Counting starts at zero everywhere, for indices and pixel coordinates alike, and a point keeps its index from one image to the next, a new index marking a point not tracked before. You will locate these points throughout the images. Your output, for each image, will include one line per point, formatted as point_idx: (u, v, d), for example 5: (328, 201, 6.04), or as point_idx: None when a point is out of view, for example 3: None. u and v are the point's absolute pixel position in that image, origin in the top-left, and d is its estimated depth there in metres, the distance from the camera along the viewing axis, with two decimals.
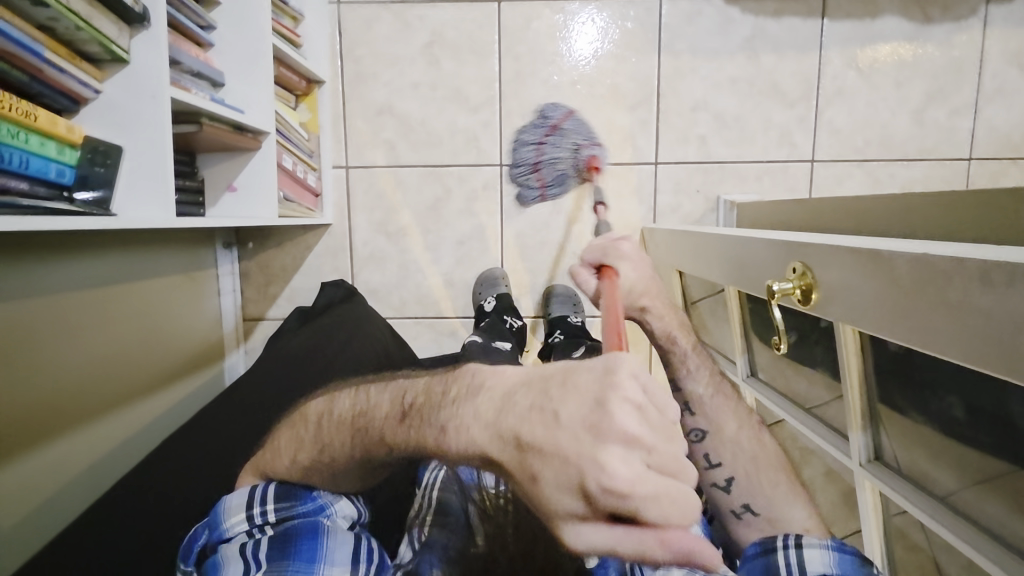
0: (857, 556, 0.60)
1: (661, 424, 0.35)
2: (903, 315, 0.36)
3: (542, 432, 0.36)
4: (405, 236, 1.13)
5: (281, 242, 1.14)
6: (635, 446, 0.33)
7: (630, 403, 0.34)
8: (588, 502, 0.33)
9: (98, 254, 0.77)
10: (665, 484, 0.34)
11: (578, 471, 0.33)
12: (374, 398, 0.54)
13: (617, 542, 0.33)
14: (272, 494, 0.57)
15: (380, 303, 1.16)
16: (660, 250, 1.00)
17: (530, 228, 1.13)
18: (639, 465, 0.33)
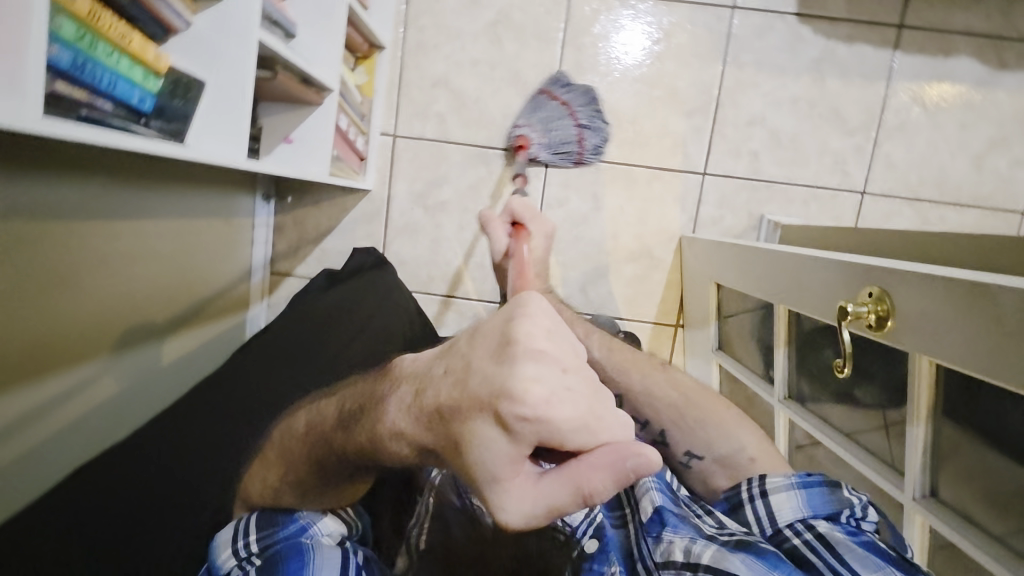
0: (822, 486, 0.64)
1: (574, 368, 0.38)
2: (996, 349, 0.36)
3: (457, 390, 0.38)
4: (442, 211, 1.13)
5: (319, 201, 1.13)
6: (540, 367, 0.36)
7: (539, 354, 0.37)
8: (511, 451, 0.36)
9: (151, 186, 0.77)
10: (586, 414, 0.36)
11: (491, 406, 0.35)
12: (319, 407, 0.55)
13: (546, 489, 0.36)
14: (253, 525, 0.57)
15: (409, 275, 1.15)
16: (699, 261, 0.99)
17: (568, 221, 1.12)
18: (547, 384, 0.35)
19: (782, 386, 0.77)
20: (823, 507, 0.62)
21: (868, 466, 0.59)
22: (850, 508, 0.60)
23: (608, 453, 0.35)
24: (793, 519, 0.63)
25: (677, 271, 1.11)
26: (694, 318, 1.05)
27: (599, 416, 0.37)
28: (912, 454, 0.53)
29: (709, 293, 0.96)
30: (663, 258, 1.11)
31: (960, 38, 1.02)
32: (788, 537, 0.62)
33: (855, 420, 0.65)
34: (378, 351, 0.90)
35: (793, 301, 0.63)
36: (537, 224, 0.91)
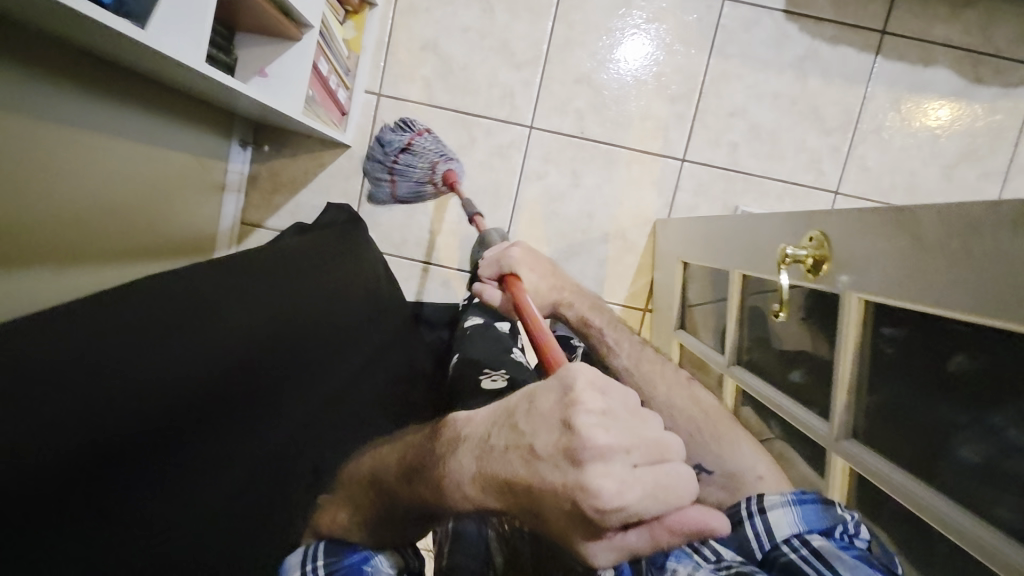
0: (818, 504, 0.53)
1: (637, 442, 0.37)
2: (917, 272, 0.37)
3: (526, 468, 0.38)
4: None
5: (296, 153, 1.12)
6: (610, 458, 0.36)
7: (606, 450, 0.36)
8: (591, 526, 0.36)
9: (116, 104, 0.76)
10: (654, 483, 0.37)
11: (570, 499, 0.36)
12: (379, 454, 0.51)
13: (632, 543, 0.37)
14: (322, 550, 0.48)
15: (381, 237, 1.14)
16: (669, 241, 0.99)
17: (546, 195, 1.11)
18: (618, 473, 0.36)
19: (730, 353, 0.77)
20: (819, 524, 0.51)
21: (801, 411, 0.59)
22: (842, 524, 0.50)
23: (680, 514, 0.37)
24: (790, 536, 0.51)
25: (650, 255, 1.11)
26: (662, 300, 1.05)
27: (667, 478, 0.37)
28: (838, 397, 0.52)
29: (675, 271, 0.96)
30: (636, 240, 1.11)
31: (939, 49, 1.05)
32: (783, 552, 0.49)
33: (795, 378, 0.65)
34: (341, 297, 0.85)
35: (749, 263, 0.64)
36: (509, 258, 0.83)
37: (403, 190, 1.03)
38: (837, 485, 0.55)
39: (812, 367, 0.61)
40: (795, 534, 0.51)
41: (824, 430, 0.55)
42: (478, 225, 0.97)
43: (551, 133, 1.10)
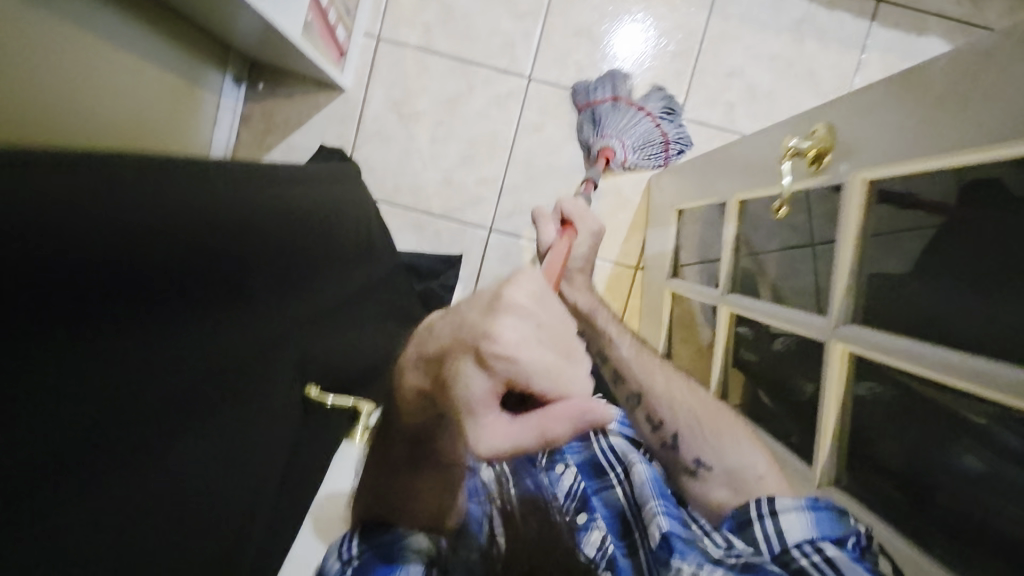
0: (833, 511, 0.50)
1: (550, 324, 0.36)
2: (934, 123, 0.40)
3: (449, 336, 0.36)
4: (415, 121, 1.10)
5: (291, 94, 1.10)
6: (522, 317, 0.34)
7: (522, 309, 0.35)
8: (481, 389, 0.33)
9: (113, 9, 0.73)
10: (554, 362, 0.34)
11: (472, 346, 0.33)
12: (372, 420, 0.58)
13: (514, 431, 0.32)
14: (360, 534, 0.57)
15: (373, 183, 1.11)
16: (664, 193, 0.99)
17: (541, 147, 1.10)
18: (525, 331, 0.34)
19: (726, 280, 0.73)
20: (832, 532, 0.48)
21: (798, 314, 0.58)
22: (855, 535, 0.47)
23: (569, 403, 0.33)
24: (800, 540, 0.49)
25: (643, 212, 1.11)
26: (654, 254, 1.04)
27: (569, 369, 0.35)
28: (840, 275, 0.51)
29: (670, 222, 0.96)
30: (630, 197, 1.11)
31: (933, 19, 1.07)
32: (794, 557, 0.49)
33: (789, 290, 0.62)
34: (336, 242, 0.80)
35: (750, 183, 0.66)
36: (585, 222, 0.80)
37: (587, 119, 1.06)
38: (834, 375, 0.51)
39: (808, 278, 0.59)
40: (807, 539, 0.49)
41: (823, 323, 0.53)
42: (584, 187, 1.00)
43: (549, 85, 1.10)
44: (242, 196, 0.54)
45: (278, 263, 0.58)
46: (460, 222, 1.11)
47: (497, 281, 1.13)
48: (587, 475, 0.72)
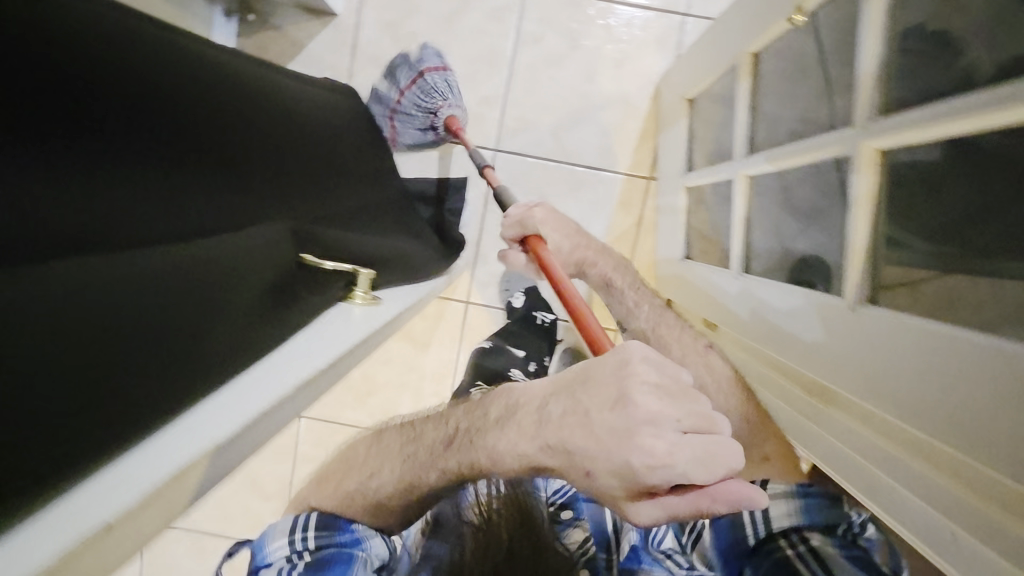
0: (822, 500, 0.61)
1: (687, 411, 0.38)
2: None
3: (586, 440, 0.40)
4: (411, 43, 1.07)
5: (283, 24, 1.08)
6: (659, 422, 0.37)
7: (655, 415, 0.38)
8: (632, 482, 0.38)
9: None
10: (702, 452, 0.37)
11: (621, 457, 0.38)
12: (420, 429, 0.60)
13: (674, 506, 0.38)
14: (313, 523, 0.57)
15: (373, 110, 1.09)
16: (673, 86, 0.94)
17: (543, 58, 1.06)
18: (668, 435, 0.37)
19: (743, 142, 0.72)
20: (819, 518, 0.59)
21: (825, 136, 0.55)
22: (848, 522, 0.58)
23: (722, 483, 0.37)
24: (789, 528, 0.59)
25: (653, 119, 1.06)
26: (667, 157, 1.00)
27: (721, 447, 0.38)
28: (863, 74, 0.48)
29: (679, 114, 0.91)
30: (639, 104, 1.06)
31: None
32: (781, 546, 0.58)
33: (810, 127, 0.60)
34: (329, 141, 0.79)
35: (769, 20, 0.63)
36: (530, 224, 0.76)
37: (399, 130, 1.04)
38: (864, 184, 0.49)
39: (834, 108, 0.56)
40: (795, 527, 0.59)
41: (850, 126, 0.50)
42: (488, 178, 0.90)
43: None
44: (212, 62, 0.55)
45: (265, 137, 0.58)
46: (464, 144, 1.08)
47: None
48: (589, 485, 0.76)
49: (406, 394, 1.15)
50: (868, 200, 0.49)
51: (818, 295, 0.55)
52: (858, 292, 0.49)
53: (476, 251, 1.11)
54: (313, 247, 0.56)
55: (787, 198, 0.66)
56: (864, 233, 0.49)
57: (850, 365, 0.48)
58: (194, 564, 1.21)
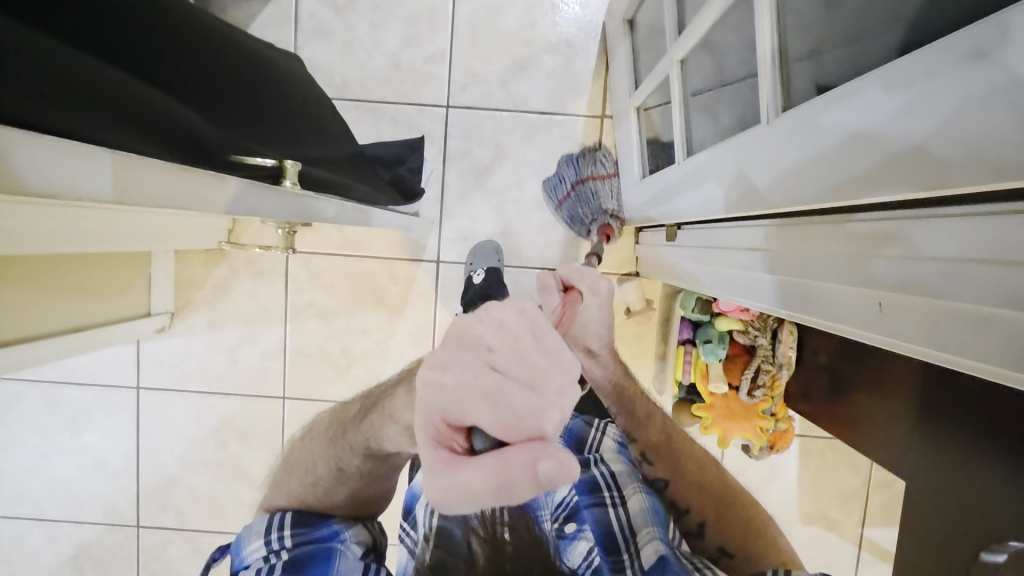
0: None
1: (504, 351, 0.33)
2: None
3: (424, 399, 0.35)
4: (352, 10, 1.08)
5: (223, 6, 1.08)
6: (469, 347, 0.33)
7: (457, 363, 0.33)
8: (433, 428, 0.32)
9: None
10: (497, 384, 0.31)
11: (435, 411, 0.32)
12: (351, 408, 0.63)
13: (464, 475, 0.30)
14: (290, 520, 0.59)
15: (322, 82, 1.09)
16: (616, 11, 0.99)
17: (482, 11, 1.07)
18: (469, 363, 0.32)
19: (672, 26, 0.77)
20: None
21: None
22: None
23: (525, 446, 0.29)
24: None
25: (598, 57, 1.08)
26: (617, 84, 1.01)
27: (523, 393, 0.31)
28: None
29: (621, 37, 0.98)
30: (582, 45, 1.08)
31: None
32: None
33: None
34: (274, 80, 0.77)
35: None
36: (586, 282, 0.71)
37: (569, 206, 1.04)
38: None
39: None
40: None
41: None
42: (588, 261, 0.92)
43: None
44: None
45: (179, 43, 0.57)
46: (416, 104, 1.09)
47: (465, 157, 1.10)
48: (581, 488, 0.75)
49: (388, 362, 1.15)
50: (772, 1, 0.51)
51: (749, 131, 0.54)
52: (772, 105, 0.50)
53: (441, 209, 1.12)
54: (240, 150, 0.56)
55: (717, 72, 0.67)
56: (768, 41, 0.51)
57: (777, 180, 0.48)
58: (195, 564, 1.19)
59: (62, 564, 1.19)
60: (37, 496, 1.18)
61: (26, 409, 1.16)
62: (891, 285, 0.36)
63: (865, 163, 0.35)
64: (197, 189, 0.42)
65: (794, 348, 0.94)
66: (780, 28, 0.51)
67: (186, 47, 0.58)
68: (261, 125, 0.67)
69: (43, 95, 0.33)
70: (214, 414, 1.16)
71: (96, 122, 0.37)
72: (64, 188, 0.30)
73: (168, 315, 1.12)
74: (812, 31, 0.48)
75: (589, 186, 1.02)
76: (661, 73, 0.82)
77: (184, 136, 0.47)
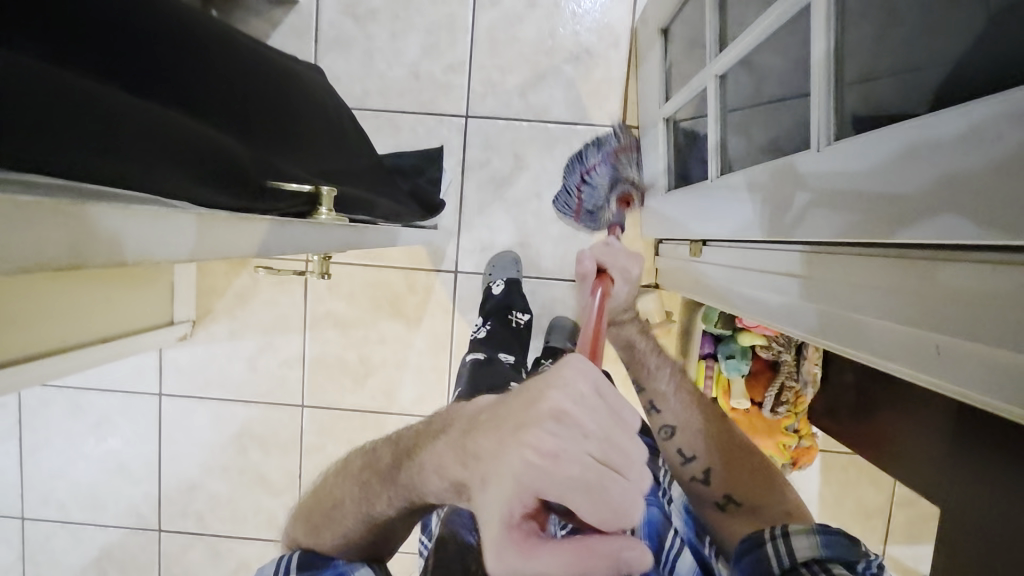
0: (841, 536, 0.59)
1: (603, 437, 0.30)
2: None
3: (491, 454, 0.33)
4: (371, 20, 1.08)
5: (245, 18, 1.09)
6: (564, 424, 0.30)
7: (556, 447, 0.29)
8: (510, 503, 0.30)
9: None
10: (596, 475, 0.29)
11: (517, 493, 0.30)
12: (375, 446, 0.56)
13: (545, 564, 0.29)
14: (296, 563, 0.56)
15: (342, 92, 1.09)
16: (648, 20, 0.97)
17: (503, 21, 1.06)
18: (568, 443, 0.29)
19: (714, 43, 0.75)
20: (845, 555, 0.57)
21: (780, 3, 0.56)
22: (865, 560, 0.57)
23: (613, 537, 0.31)
24: (812, 559, 0.57)
25: (620, 67, 1.06)
26: (648, 96, 1.00)
27: (617, 482, 0.30)
28: None
29: (653, 45, 0.96)
30: (604, 55, 1.06)
31: None
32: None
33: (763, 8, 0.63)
34: (296, 96, 0.77)
35: None
36: (619, 268, 0.82)
37: (589, 188, 1.02)
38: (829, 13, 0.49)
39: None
40: (815, 559, 0.57)
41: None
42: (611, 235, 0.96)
43: None
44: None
45: (215, 70, 0.57)
46: (435, 114, 1.09)
47: (484, 167, 1.10)
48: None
49: (406, 371, 1.15)
50: (828, 25, 0.49)
51: (794, 159, 0.53)
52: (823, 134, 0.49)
53: (459, 219, 1.11)
54: (276, 174, 0.56)
55: (762, 91, 0.66)
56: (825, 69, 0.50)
57: (822, 213, 0.47)
58: (215, 569, 1.20)
59: (87, 566, 1.22)
60: (63, 499, 1.20)
61: (52, 414, 1.18)
62: (953, 330, 0.35)
63: (929, 200, 0.34)
64: (225, 233, 0.44)
65: (819, 366, 0.92)
66: (835, 52, 0.49)
67: (219, 68, 0.58)
68: (291, 145, 0.68)
69: (103, 151, 0.33)
70: (234, 421, 1.17)
71: (156, 164, 0.37)
72: (157, 246, 0.35)
73: (189, 323, 1.13)
74: (870, 62, 0.48)
75: (611, 160, 1.02)
76: (696, 86, 0.81)
77: (240, 172, 0.48)
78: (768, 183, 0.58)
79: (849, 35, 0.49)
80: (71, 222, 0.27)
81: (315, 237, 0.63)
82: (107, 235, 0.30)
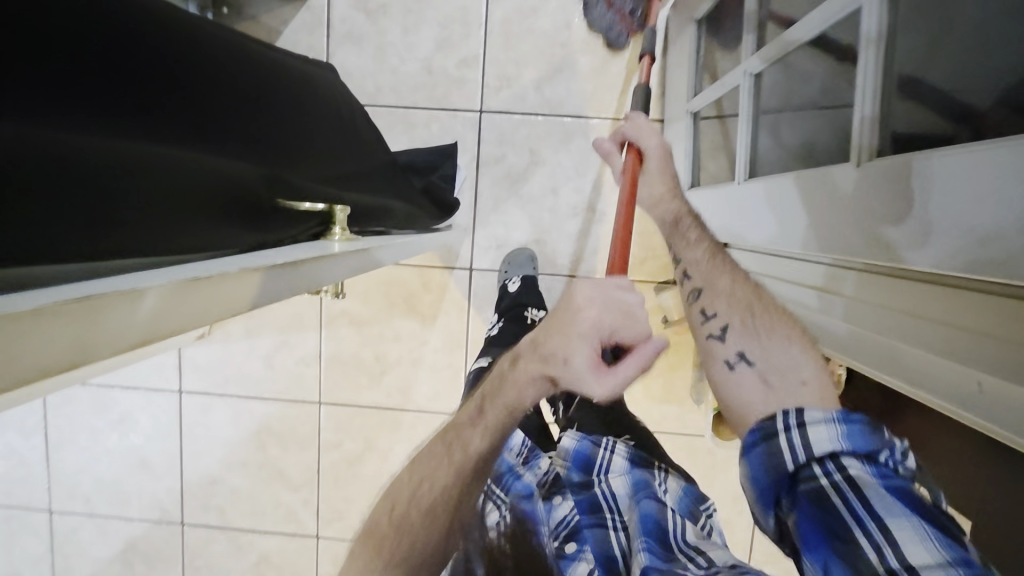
0: (865, 423, 0.44)
1: (621, 301, 0.48)
2: None
3: (558, 339, 0.49)
4: (383, 15, 1.06)
5: (255, 14, 1.08)
6: (595, 291, 0.48)
7: (594, 301, 0.48)
8: (590, 344, 0.47)
9: None
10: (627, 314, 0.48)
11: (588, 336, 0.47)
12: (443, 433, 0.65)
13: (622, 372, 0.46)
14: None
15: (354, 88, 1.08)
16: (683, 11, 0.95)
17: (517, 13, 1.04)
18: (600, 300, 0.48)
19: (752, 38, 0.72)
20: (863, 445, 0.43)
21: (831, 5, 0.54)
22: (889, 449, 0.43)
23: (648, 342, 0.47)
24: (829, 454, 0.43)
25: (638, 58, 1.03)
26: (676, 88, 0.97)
27: (638, 316, 0.48)
28: None
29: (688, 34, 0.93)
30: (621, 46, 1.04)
31: None
32: (814, 475, 0.44)
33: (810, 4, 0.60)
34: (309, 100, 0.76)
35: None
36: (646, 140, 0.83)
37: None
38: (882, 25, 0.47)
39: None
40: (834, 454, 0.43)
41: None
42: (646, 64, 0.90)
43: None
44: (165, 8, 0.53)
45: (230, 84, 0.57)
46: (449, 109, 1.07)
47: (498, 163, 1.08)
48: (582, 508, 0.75)
49: (421, 369, 1.15)
50: (885, 41, 0.48)
51: (835, 169, 0.52)
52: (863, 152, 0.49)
53: (473, 217, 1.10)
54: (289, 191, 0.55)
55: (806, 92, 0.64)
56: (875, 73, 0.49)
57: (861, 226, 0.48)
58: (237, 561, 1.23)
59: (114, 558, 1.25)
60: (88, 493, 1.23)
61: (76, 411, 1.20)
62: (1007, 370, 0.35)
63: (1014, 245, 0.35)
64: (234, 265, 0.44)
65: (843, 366, 0.89)
66: (888, 61, 0.48)
67: (234, 82, 0.58)
68: (307, 157, 0.67)
69: (116, 222, 0.35)
70: (253, 418, 1.18)
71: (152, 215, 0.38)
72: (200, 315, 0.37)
73: (207, 322, 1.13)
74: (945, 72, 0.46)
75: None
76: (729, 83, 0.79)
77: (242, 202, 0.48)
78: (803, 193, 0.57)
79: (901, 50, 0.48)
80: (87, 318, 0.28)
81: (348, 266, 0.62)
82: (125, 320, 0.31)
